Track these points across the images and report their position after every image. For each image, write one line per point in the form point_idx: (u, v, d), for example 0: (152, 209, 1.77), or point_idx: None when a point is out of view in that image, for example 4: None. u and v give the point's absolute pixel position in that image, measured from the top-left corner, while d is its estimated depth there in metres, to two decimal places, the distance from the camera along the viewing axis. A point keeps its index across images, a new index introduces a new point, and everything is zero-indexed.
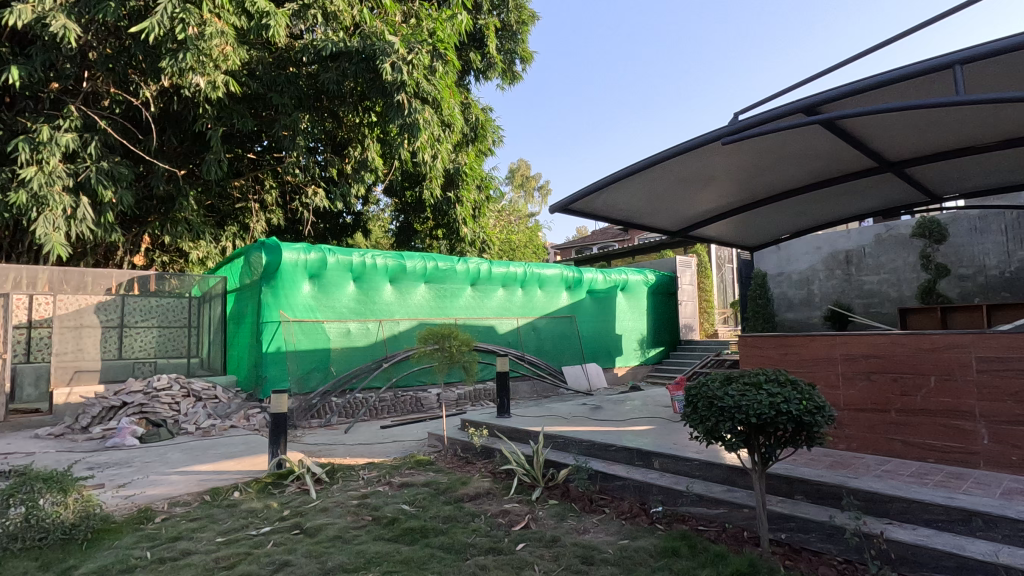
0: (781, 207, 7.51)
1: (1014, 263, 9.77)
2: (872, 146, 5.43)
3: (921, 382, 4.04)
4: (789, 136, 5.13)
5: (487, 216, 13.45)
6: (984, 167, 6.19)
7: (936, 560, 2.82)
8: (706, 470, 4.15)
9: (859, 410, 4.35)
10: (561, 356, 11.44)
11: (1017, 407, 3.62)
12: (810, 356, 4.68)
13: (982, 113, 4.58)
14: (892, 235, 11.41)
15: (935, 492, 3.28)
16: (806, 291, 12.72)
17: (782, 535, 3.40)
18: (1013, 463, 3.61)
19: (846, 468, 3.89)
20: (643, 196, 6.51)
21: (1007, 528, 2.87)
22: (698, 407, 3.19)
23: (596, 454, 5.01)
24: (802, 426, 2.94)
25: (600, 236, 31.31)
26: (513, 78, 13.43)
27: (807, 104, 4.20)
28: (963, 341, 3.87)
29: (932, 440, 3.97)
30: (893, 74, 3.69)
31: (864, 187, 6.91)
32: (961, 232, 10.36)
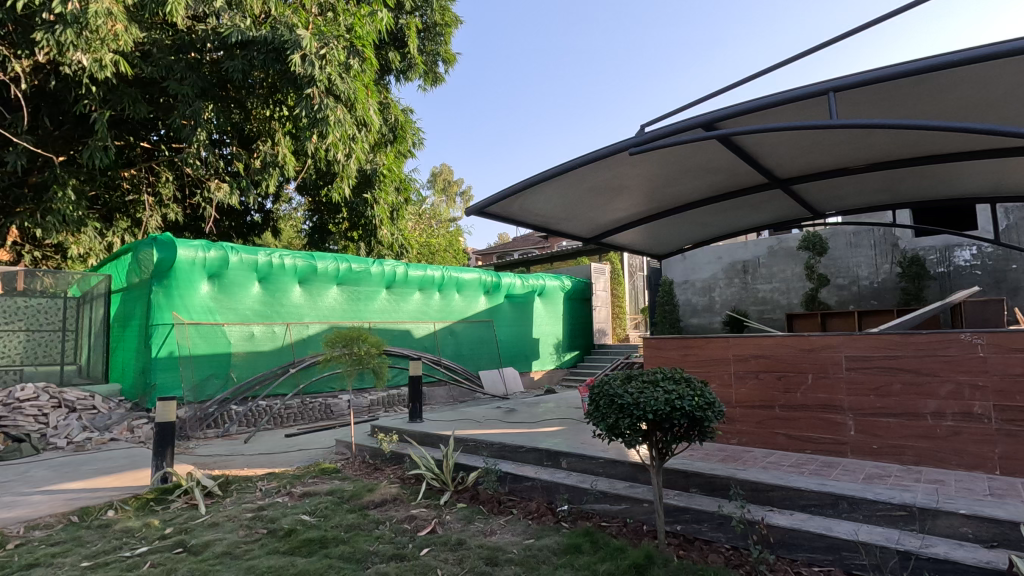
0: (685, 217, 7.96)
1: (881, 274, 10.99)
2: (764, 162, 5.90)
3: (800, 380, 4.41)
4: (691, 149, 5.44)
5: (406, 219, 13.21)
6: (857, 187, 6.91)
7: (809, 542, 3.07)
8: (610, 467, 4.29)
9: (748, 407, 4.68)
10: (478, 360, 11.45)
11: (879, 401, 4.04)
12: (707, 357, 4.98)
13: (854, 137, 5.11)
14: (783, 248, 12.45)
15: (810, 480, 3.59)
16: (709, 298, 13.57)
17: (678, 527, 3.56)
18: (874, 451, 4.04)
19: (736, 461, 4.15)
20: (557, 202, 6.66)
21: (867, 509, 3.19)
22: (600, 405, 3.29)
23: (506, 456, 5.03)
24: (695, 421, 3.11)
25: (521, 242, 31.74)
26: (435, 80, 13.29)
27: (705, 120, 4.48)
28: (835, 341, 4.27)
29: (810, 432, 4.34)
30: (780, 96, 4.02)
31: (757, 201, 7.49)
32: (839, 246, 11.50)
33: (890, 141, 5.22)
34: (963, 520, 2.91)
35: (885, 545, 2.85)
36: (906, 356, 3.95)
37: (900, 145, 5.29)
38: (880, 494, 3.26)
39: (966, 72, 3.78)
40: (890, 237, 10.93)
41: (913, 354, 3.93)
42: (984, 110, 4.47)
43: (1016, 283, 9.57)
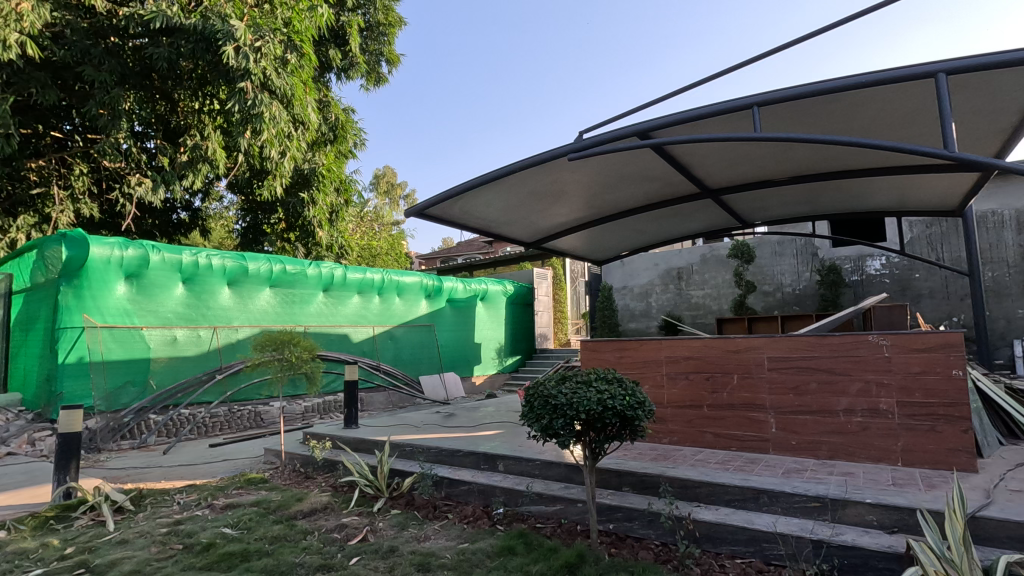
0: (623, 224, 8.18)
1: (802, 282, 11.70)
2: (695, 172, 6.15)
3: (727, 380, 4.61)
4: (627, 157, 5.59)
5: (346, 221, 12.85)
6: (781, 199, 7.33)
7: (732, 535, 3.20)
8: (546, 469, 4.31)
9: (678, 407, 4.84)
10: (419, 366, 11.27)
11: (797, 399, 4.28)
12: (640, 359, 5.12)
13: (777, 150, 5.42)
14: (714, 256, 13.03)
15: (734, 475, 3.74)
16: (646, 304, 13.99)
17: (610, 525, 3.63)
18: (793, 446, 4.27)
19: (666, 459, 4.28)
20: (498, 205, 6.69)
21: (785, 502, 3.35)
22: (534, 406, 3.31)
23: (443, 460, 4.97)
24: (626, 420, 3.18)
25: (465, 248, 31.60)
26: (378, 80, 13.03)
27: (640, 129, 4.63)
28: (758, 343, 4.49)
29: (735, 430, 4.54)
30: (708, 109, 4.22)
31: (690, 210, 7.79)
32: (765, 255, 12.16)
33: (809, 156, 5.57)
34: (869, 509, 3.11)
35: (800, 535, 3.01)
36: (821, 357, 4.21)
37: (818, 159, 5.66)
38: (797, 487, 3.44)
39: (873, 92, 4.09)
40: (811, 247, 11.66)
41: (827, 354, 4.19)
42: (890, 129, 4.85)
43: (918, 291, 10.42)
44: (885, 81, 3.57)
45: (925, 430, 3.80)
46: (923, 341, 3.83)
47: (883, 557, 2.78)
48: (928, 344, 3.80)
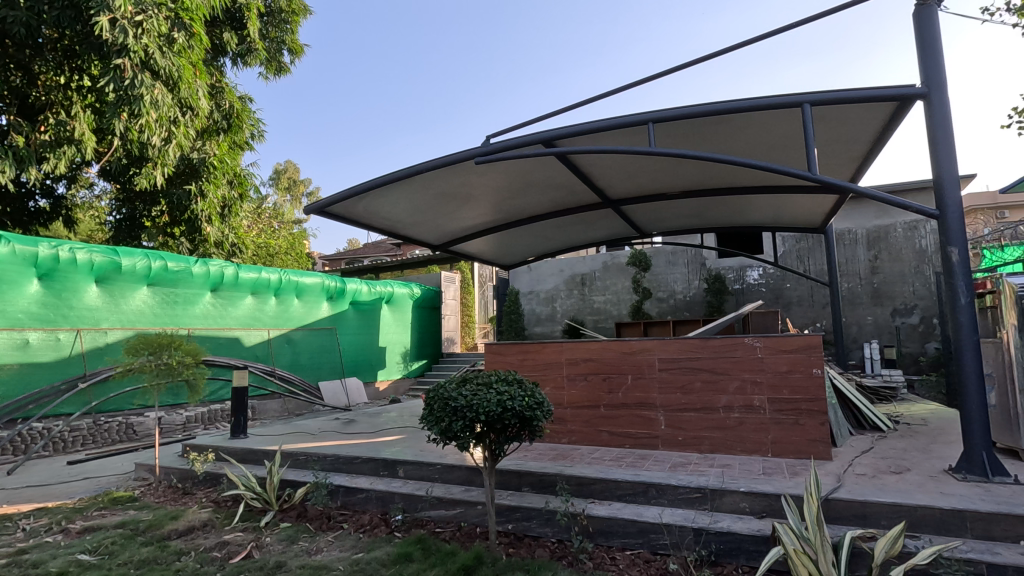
0: (530, 229, 8.35)
1: (692, 289, 12.58)
2: (597, 182, 6.43)
3: (622, 380, 4.84)
4: (533, 164, 5.72)
5: (240, 216, 11.90)
6: (673, 211, 7.84)
7: (623, 529, 3.35)
8: (447, 473, 4.27)
9: (577, 407, 5.01)
10: (319, 371, 10.73)
11: (684, 397, 4.58)
12: (542, 361, 5.24)
13: (671, 166, 5.81)
14: (615, 264, 13.66)
15: (626, 471, 3.93)
16: (551, 308, 14.36)
17: (509, 525, 3.66)
18: (680, 442, 4.56)
19: (564, 458, 4.41)
20: (404, 206, 6.57)
21: (670, 494, 3.57)
22: (434, 408, 3.28)
23: (340, 468, 4.76)
24: (525, 420, 3.23)
25: (372, 249, 30.70)
26: (280, 70, 12.32)
27: (546, 137, 4.81)
28: (651, 345, 4.76)
29: (628, 428, 4.77)
30: (609, 122, 4.50)
31: (593, 218, 8.12)
32: (660, 264, 12.95)
33: (698, 172, 6.01)
34: (743, 497, 3.38)
35: (683, 525, 3.21)
36: (705, 358, 4.54)
37: (706, 176, 6.13)
38: (682, 479, 3.68)
39: (752, 117, 4.52)
40: (700, 257, 12.56)
41: (710, 355, 4.53)
42: (766, 152, 5.38)
43: (789, 299, 11.58)
44: (761, 108, 3.97)
45: (790, 423, 4.22)
46: (790, 343, 4.25)
47: (754, 540, 3.03)
48: (794, 346, 4.23)
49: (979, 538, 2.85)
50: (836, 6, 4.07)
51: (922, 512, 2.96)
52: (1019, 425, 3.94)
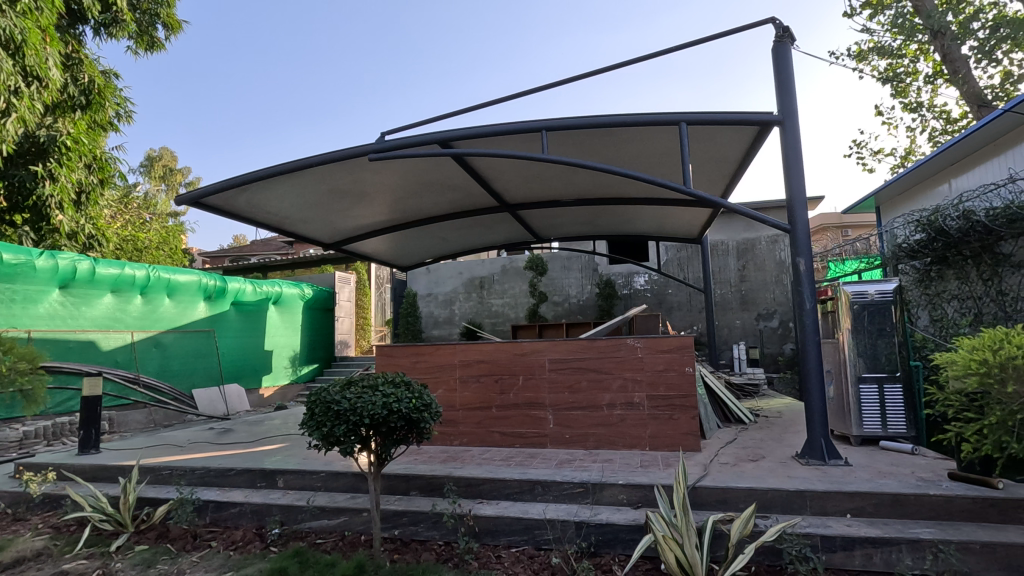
0: (427, 231, 8.24)
1: (585, 294, 13.15)
2: (494, 186, 6.51)
3: (513, 381, 4.92)
4: (429, 164, 5.67)
5: (100, 205, 10.55)
6: (567, 218, 8.13)
7: (508, 527, 3.40)
8: (331, 480, 4.08)
9: (470, 409, 5.02)
10: (194, 378, 9.78)
11: (571, 396, 4.76)
12: (435, 362, 5.19)
13: (565, 174, 6.02)
14: (513, 267, 13.88)
15: (515, 470, 4.00)
16: (449, 311, 14.31)
17: (395, 531, 3.57)
18: (567, 439, 4.73)
19: (454, 460, 4.39)
20: (292, 201, 6.20)
21: (555, 491, 3.67)
22: (315, 413, 3.12)
23: (210, 482, 4.38)
24: (412, 423, 3.17)
25: (261, 247, 28.70)
26: (152, 46, 11.13)
27: (442, 137, 4.81)
28: (542, 346, 4.88)
29: (518, 428, 4.86)
30: (505, 127, 4.59)
31: (490, 222, 8.20)
32: (556, 268, 13.38)
33: (589, 181, 6.29)
34: (621, 489, 3.57)
35: (565, 519, 3.33)
36: (591, 358, 4.74)
37: (596, 186, 6.44)
38: (566, 476, 3.81)
39: (636, 132, 4.82)
40: (593, 263, 13.14)
41: (596, 355, 4.73)
42: (650, 165, 5.75)
43: (671, 304, 12.49)
44: (644, 123, 4.25)
45: (666, 418, 4.53)
46: (667, 343, 4.56)
47: (630, 529, 3.21)
48: (670, 346, 4.54)
49: (816, 513, 3.23)
50: (709, 36, 4.47)
51: (771, 494, 3.31)
52: (850, 414, 4.54)
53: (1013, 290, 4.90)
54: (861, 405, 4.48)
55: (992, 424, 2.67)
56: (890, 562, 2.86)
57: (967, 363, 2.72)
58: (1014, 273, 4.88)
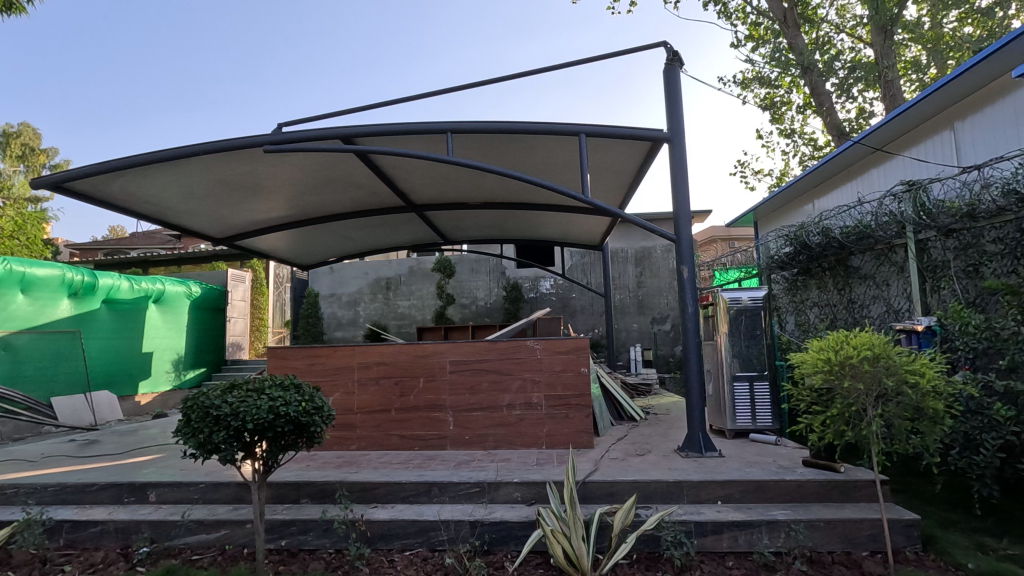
0: (329, 228, 7.93)
1: (492, 297, 13.30)
2: (400, 185, 6.42)
3: (413, 383, 4.87)
4: (330, 160, 5.48)
5: None
6: (475, 220, 8.20)
7: (403, 530, 3.36)
8: (211, 492, 3.81)
9: (368, 412, 4.90)
10: (52, 385, 8.59)
11: (472, 398, 4.79)
12: (332, 365, 5.01)
13: (471, 177, 6.07)
14: (421, 269, 13.72)
15: (412, 473, 3.96)
16: (353, 312, 13.86)
17: (282, 542, 3.41)
18: (466, 440, 4.76)
19: (349, 465, 4.27)
20: (175, 189, 5.70)
21: (451, 492, 3.68)
22: (191, 419, 2.91)
23: (66, 500, 3.92)
24: (301, 427, 3.04)
25: (143, 240, 26.15)
26: (10, 9, 9.76)
27: (344, 133, 4.67)
28: (443, 347, 4.87)
29: (418, 430, 4.82)
30: (410, 126, 4.57)
31: (396, 222, 8.05)
32: (464, 271, 13.41)
33: (495, 186, 6.38)
34: (516, 487, 3.65)
35: (459, 519, 3.35)
36: (492, 359, 4.80)
37: (502, 191, 6.54)
38: (463, 476, 3.83)
39: (539, 140, 4.97)
40: (500, 267, 13.33)
41: (497, 357, 4.81)
42: (553, 173, 5.95)
43: (574, 308, 12.97)
44: (546, 131, 4.42)
45: (562, 417, 4.70)
46: (564, 345, 4.73)
47: (522, 526, 3.30)
48: (567, 347, 4.72)
49: (691, 501, 3.51)
50: (607, 53, 4.72)
51: (653, 486, 3.54)
52: (725, 410, 4.98)
53: (860, 299, 5.59)
54: (734, 402, 4.93)
55: (833, 416, 3.05)
56: (752, 542, 3.16)
57: (815, 362, 3.09)
58: (861, 284, 5.56)
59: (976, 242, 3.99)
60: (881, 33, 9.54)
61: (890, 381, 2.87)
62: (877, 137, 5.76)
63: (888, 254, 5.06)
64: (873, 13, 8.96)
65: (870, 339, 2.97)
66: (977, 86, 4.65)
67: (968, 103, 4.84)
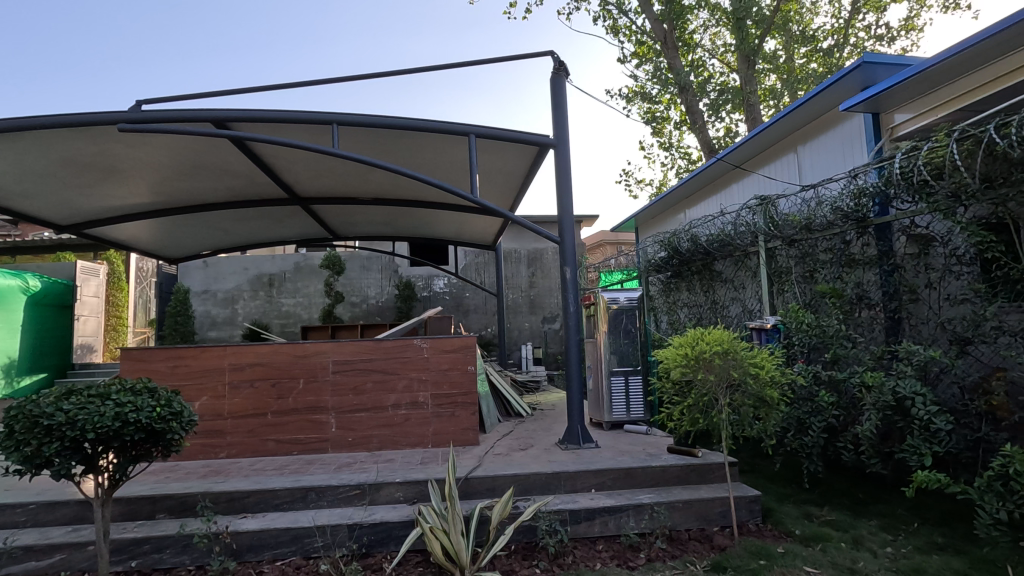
0: (201, 219, 7.28)
1: (384, 295, 12.98)
2: (282, 177, 6.07)
3: (292, 385, 4.62)
4: (201, 146, 5.04)
5: None
6: (365, 217, 7.97)
7: (274, 540, 3.18)
8: (46, 513, 3.35)
9: (241, 417, 4.58)
10: None
11: (355, 398, 4.65)
12: (200, 367, 4.62)
13: (361, 172, 5.88)
14: (308, 265, 13.03)
15: (287, 479, 3.77)
16: (231, 310, 12.87)
17: (132, 563, 3.10)
18: (349, 443, 4.61)
19: (216, 474, 3.96)
20: (5, 166, 4.93)
21: (330, 496, 3.55)
22: (15, 431, 2.54)
23: None
24: (155, 434, 2.76)
25: None
26: None
27: (217, 117, 4.35)
28: (325, 347, 4.68)
29: (296, 434, 4.59)
30: (292, 114, 4.36)
31: (279, 214, 7.59)
32: (355, 268, 12.97)
33: (386, 182, 6.25)
34: (398, 487, 3.61)
35: (337, 523, 3.24)
36: (377, 359, 4.70)
37: (392, 187, 6.42)
38: (342, 479, 3.71)
39: (429, 138, 4.96)
40: (393, 264, 13.07)
41: (382, 356, 4.71)
42: (444, 172, 5.96)
43: (467, 307, 13.05)
44: (435, 129, 4.42)
45: (448, 415, 4.71)
46: (451, 343, 4.76)
47: (402, 525, 3.27)
48: (454, 346, 4.75)
49: (567, 491, 3.68)
50: (498, 58, 4.82)
51: (532, 478, 3.67)
52: (603, 403, 5.28)
53: (720, 300, 6.19)
54: (611, 395, 5.24)
55: (690, 405, 3.37)
56: (620, 525, 3.39)
57: (675, 356, 3.37)
58: (723, 286, 6.16)
59: (812, 251, 4.58)
60: (745, 62, 10.63)
61: (737, 373, 3.22)
62: (736, 155, 6.44)
63: (744, 260, 5.65)
64: (738, 43, 9.97)
65: (721, 336, 3.30)
66: (814, 116, 5.36)
67: (808, 130, 5.57)
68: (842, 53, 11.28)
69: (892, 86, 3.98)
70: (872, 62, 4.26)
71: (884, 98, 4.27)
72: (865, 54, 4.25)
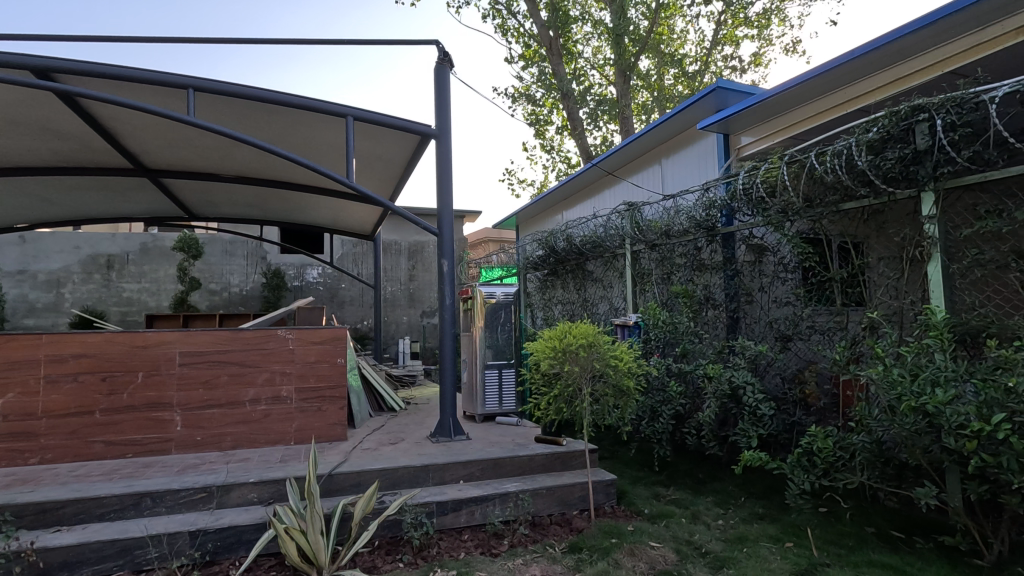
0: (17, 185, 6.17)
1: (249, 283, 12.00)
2: (125, 143, 5.35)
3: (128, 379, 4.09)
4: (17, 98, 4.28)
5: None
6: (228, 196, 7.28)
7: (95, 554, 2.79)
8: None
9: (60, 416, 3.96)
10: None
11: (206, 393, 4.23)
12: (5, 359, 3.91)
13: (223, 146, 5.36)
14: (157, 247, 11.61)
15: (115, 484, 3.32)
16: (55, 295, 11.09)
17: None
18: (196, 442, 4.18)
19: (23, 483, 3.38)
20: None
21: (169, 500, 3.19)
22: None
23: None
24: None
25: None
26: None
27: (39, 66, 3.71)
28: (170, 337, 4.19)
29: (132, 434, 4.07)
30: (138, 73, 3.85)
31: (121, 187, 6.67)
32: (215, 253, 11.82)
33: (253, 160, 5.76)
34: (251, 487, 3.34)
35: (175, 531, 2.92)
36: (234, 350, 4.31)
37: (261, 166, 5.94)
38: (185, 482, 3.35)
39: (302, 116, 4.65)
40: (261, 250, 12.11)
41: (240, 347, 4.33)
42: (320, 153, 5.63)
43: (342, 299, 12.49)
44: (308, 106, 4.16)
45: (313, 410, 4.47)
46: (319, 335, 4.51)
47: (254, 528, 3.03)
48: (322, 338, 4.50)
49: (435, 483, 3.67)
50: (381, 40, 4.65)
51: (400, 472, 3.60)
52: (476, 396, 5.34)
53: (591, 298, 6.53)
54: (484, 388, 5.31)
55: (556, 396, 3.52)
56: (486, 515, 3.44)
57: (544, 348, 3.50)
58: (593, 285, 6.50)
59: (670, 255, 5.00)
60: (622, 77, 11.32)
61: (598, 364, 3.42)
62: (609, 161, 6.83)
63: (612, 261, 6.02)
64: (616, 57, 10.60)
65: (586, 329, 3.49)
66: (676, 131, 5.85)
67: (671, 143, 6.06)
68: (703, 78, 12.47)
69: (740, 110, 4.46)
70: (725, 87, 4.74)
71: (733, 120, 4.78)
72: (719, 79, 4.71)
